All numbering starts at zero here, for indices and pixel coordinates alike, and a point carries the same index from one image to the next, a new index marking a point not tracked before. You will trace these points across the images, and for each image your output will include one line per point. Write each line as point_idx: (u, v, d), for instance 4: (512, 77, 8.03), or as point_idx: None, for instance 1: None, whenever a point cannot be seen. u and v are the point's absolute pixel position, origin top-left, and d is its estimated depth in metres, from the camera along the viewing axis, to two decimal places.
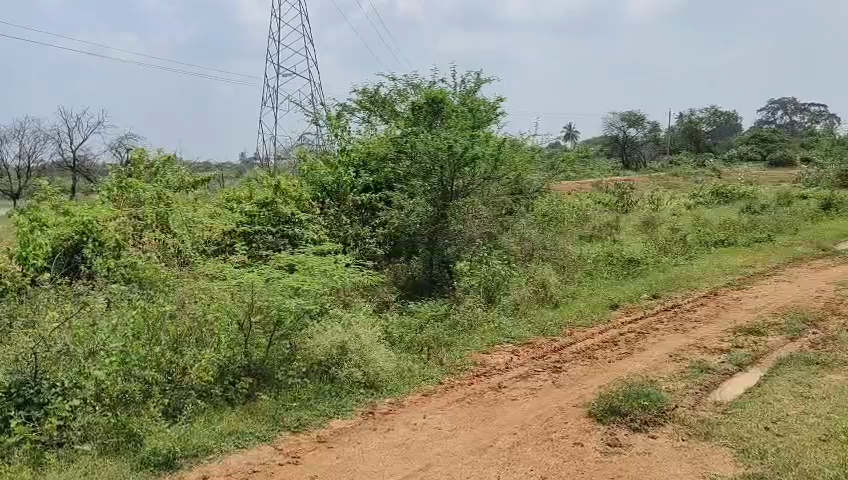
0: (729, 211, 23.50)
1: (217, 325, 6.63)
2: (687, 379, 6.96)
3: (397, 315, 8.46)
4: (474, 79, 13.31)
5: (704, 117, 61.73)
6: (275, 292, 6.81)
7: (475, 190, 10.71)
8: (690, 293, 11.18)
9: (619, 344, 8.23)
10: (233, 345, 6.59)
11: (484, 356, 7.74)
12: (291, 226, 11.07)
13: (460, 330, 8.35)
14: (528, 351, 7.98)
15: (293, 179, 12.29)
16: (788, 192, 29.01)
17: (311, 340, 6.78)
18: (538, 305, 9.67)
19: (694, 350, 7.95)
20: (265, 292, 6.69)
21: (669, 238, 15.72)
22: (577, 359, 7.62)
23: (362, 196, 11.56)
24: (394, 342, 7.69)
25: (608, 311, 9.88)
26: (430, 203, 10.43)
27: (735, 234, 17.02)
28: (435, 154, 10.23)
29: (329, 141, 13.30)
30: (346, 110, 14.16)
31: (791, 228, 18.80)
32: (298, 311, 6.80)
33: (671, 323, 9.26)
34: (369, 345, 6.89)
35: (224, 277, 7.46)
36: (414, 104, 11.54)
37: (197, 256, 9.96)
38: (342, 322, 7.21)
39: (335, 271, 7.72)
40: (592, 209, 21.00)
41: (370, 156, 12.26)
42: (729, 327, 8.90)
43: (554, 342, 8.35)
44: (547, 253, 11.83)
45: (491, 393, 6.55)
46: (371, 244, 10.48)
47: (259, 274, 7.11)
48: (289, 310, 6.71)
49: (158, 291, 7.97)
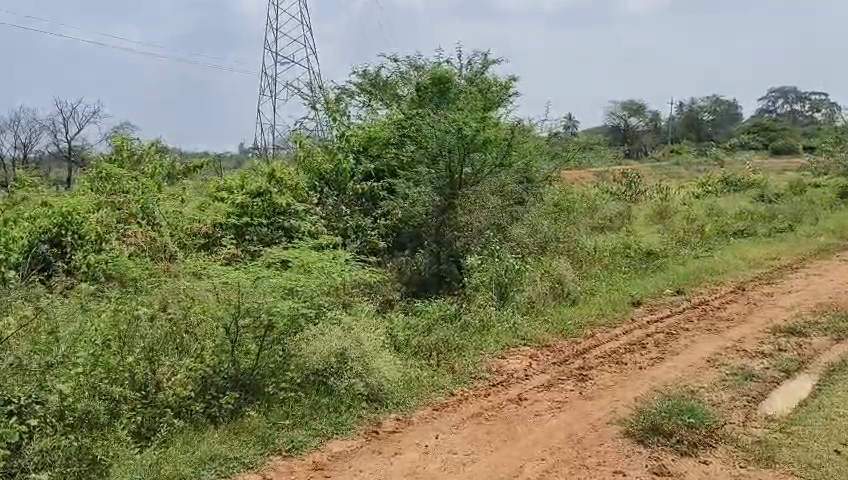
0: (742, 200, 22.74)
1: (201, 331, 5.86)
2: (730, 390, 6.19)
3: (402, 315, 7.66)
4: (482, 59, 12.46)
5: (707, 104, 60.79)
6: (266, 295, 5.95)
7: (485, 180, 9.73)
8: (715, 288, 10.39)
9: (649, 347, 7.42)
10: (219, 353, 5.80)
11: (499, 361, 6.96)
12: (286, 218, 10.25)
13: (472, 332, 7.55)
14: (548, 355, 7.19)
15: (289, 166, 11.54)
16: (799, 180, 28.16)
17: (307, 347, 6.01)
18: (555, 303, 8.88)
19: (732, 354, 7.16)
20: (254, 293, 5.88)
21: (685, 228, 14.91)
22: (604, 365, 6.83)
23: (363, 184, 10.70)
24: (400, 346, 6.89)
25: (631, 309, 9.07)
26: (436, 192, 9.50)
27: (754, 224, 16.20)
28: (442, 137, 9.29)
29: (326, 126, 12.45)
30: (345, 93, 13.32)
31: (810, 217, 18.00)
32: (294, 313, 5.98)
33: (702, 322, 8.47)
34: (371, 352, 6.12)
35: (209, 273, 6.65)
36: (419, 85, 10.55)
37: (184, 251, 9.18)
38: (342, 325, 6.41)
39: (334, 269, 6.94)
40: (602, 198, 20.16)
41: (372, 141, 11.37)
42: (767, 328, 8.11)
43: (575, 344, 7.56)
44: (560, 247, 11.03)
45: (511, 408, 5.76)
46: (372, 237, 9.73)
47: (247, 273, 6.34)
48: (282, 313, 5.87)
49: (138, 290, 7.20)
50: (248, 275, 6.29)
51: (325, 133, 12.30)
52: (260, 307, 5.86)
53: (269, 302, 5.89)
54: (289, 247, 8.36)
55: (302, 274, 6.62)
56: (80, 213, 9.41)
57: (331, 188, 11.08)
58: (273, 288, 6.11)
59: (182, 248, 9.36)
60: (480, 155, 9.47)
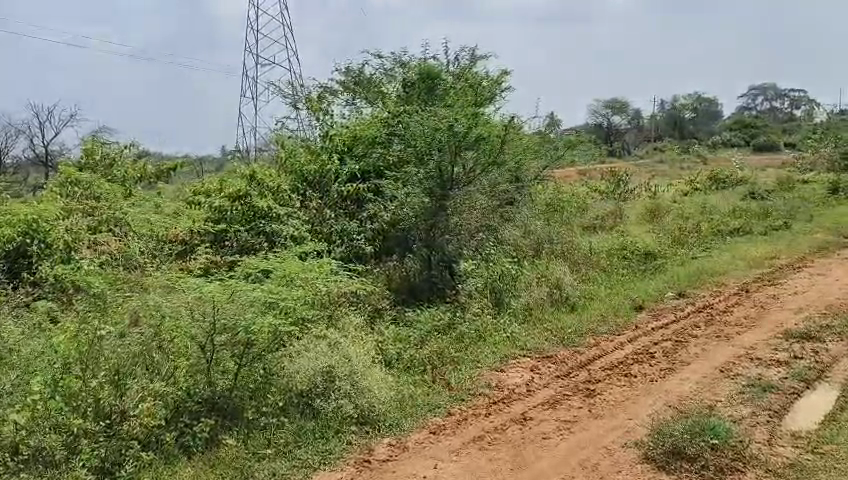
0: (733, 197, 22.37)
1: (173, 350, 5.32)
2: (750, 403, 5.72)
3: (393, 326, 7.15)
4: (470, 54, 11.95)
5: (690, 101, 60.66)
6: (244, 308, 5.48)
7: (478, 179, 9.08)
8: (718, 290, 9.95)
9: (657, 356, 6.95)
10: (194, 373, 5.31)
11: (499, 375, 6.47)
12: (268, 222, 9.70)
13: (468, 343, 7.05)
14: (550, 368, 6.72)
15: (270, 168, 10.99)
16: (788, 176, 27.88)
17: (290, 366, 5.51)
18: (553, 309, 8.39)
19: (746, 362, 6.71)
20: (230, 307, 5.40)
21: (680, 228, 14.49)
22: (612, 379, 6.34)
23: (349, 185, 10.22)
24: (391, 362, 6.39)
25: (634, 314, 8.60)
26: (427, 193, 8.79)
27: (750, 222, 15.79)
28: (431, 134, 8.64)
29: (308, 126, 11.91)
30: (328, 91, 12.79)
31: (805, 214, 17.61)
32: (273, 330, 5.49)
33: (710, 328, 8.02)
34: (361, 371, 5.61)
35: (183, 285, 6.10)
36: (406, 80, 10.00)
37: (161, 260, 8.71)
38: (328, 341, 5.89)
39: (319, 276, 6.59)
40: (592, 196, 19.73)
41: (357, 140, 10.90)
42: (779, 332, 7.66)
43: (578, 356, 7.08)
44: (555, 249, 10.56)
45: (515, 430, 5.28)
46: (359, 241, 9.36)
47: (224, 285, 5.78)
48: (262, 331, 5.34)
49: (107, 303, 6.65)
50: (224, 287, 5.74)
51: (307, 133, 11.72)
52: (237, 324, 5.33)
53: (248, 318, 5.33)
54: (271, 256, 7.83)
55: (282, 286, 6.08)
56: (47, 220, 8.82)
57: (315, 190, 10.54)
58: (253, 302, 5.56)
59: (156, 256, 8.81)
60: (472, 153, 8.88)
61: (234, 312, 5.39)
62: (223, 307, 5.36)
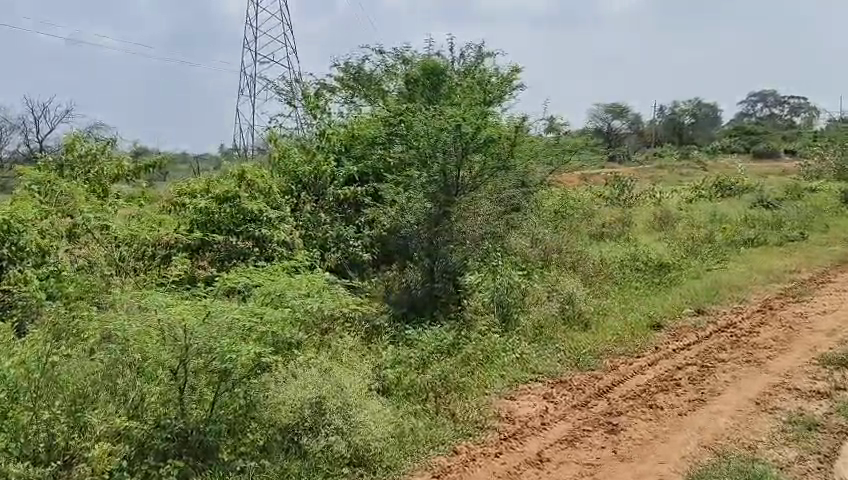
0: (740, 205, 21.70)
1: (140, 376, 4.66)
2: (795, 445, 5.06)
3: (391, 346, 6.49)
4: (476, 51, 11.27)
5: (692, 107, 60.07)
6: (222, 334, 4.73)
7: (485, 184, 8.41)
8: (739, 307, 9.29)
9: (683, 385, 6.30)
10: (164, 404, 4.66)
11: (509, 404, 5.80)
12: (258, 226, 9.15)
13: (474, 365, 6.38)
14: (565, 394, 6.06)
15: (262, 167, 10.31)
16: (796, 184, 27.24)
17: (276, 393, 4.95)
18: (566, 325, 7.72)
19: (783, 394, 6.05)
20: (206, 332, 4.67)
21: (691, 238, 13.84)
22: (635, 410, 5.68)
23: (346, 189, 9.67)
24: (389, 389, 5.73)
25: (652, 333, 7.93)
26: (430, 197, 8.13)
27: (763, 232, 15.13)
28: (435, 135, 7.99)
29: (304, 124, 11.24)
30: (325, 88, 12.12)
31: (819, 224, 16.96)
32: (254, 358, 4.77)
33: (737, 351, 7.36)
34: (355, 404, 4.96)
35: (157, 299, 5.42)
36: (409, 76, 9.30)
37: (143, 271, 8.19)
38: (320, 365, 5.33)
39: (315, 286, 6.14)
40: (597, 201, 19.06)
41: (355, 139, 10.25)
42: (814, 358, 7.00)
43: (595, 380, 6.42)
44: (564, 260, 9.89)
45: (530, 475, 4.63)
46: (355, 247, 9.12)
47: (200, 303, 5.08)
48: (243, 358, 4.66)
49: (76, 311, 6.00)
50: (200, 305, 5.07)
51: (303, 131, 11.04)
52: (212, 350, 4.65)
53: (225, 343, 4.65)
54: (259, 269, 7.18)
55: (267, 306, 5.40)
56: (20, 220, 8.15)
57: (310, 193, 9.89)
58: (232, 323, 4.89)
59: (138, 268, 8.27)
60: (479, 156, 8.21)
61: (210, 335, 4.72)
62: (198, 329, 4.69)
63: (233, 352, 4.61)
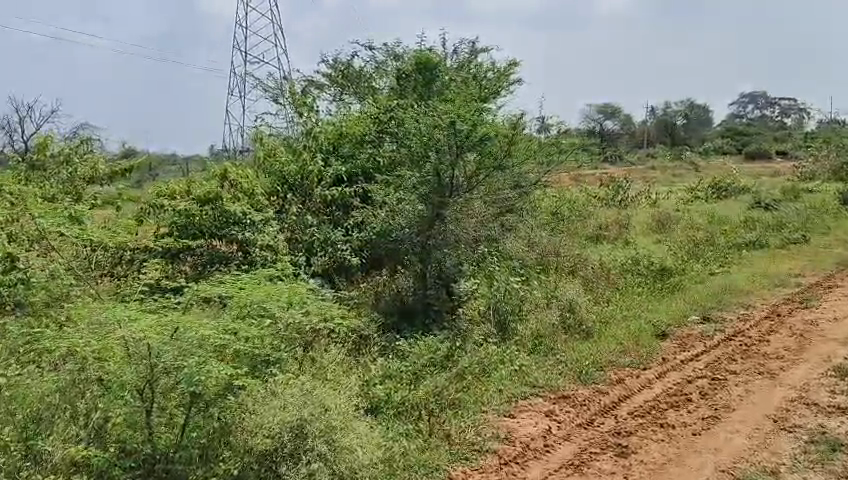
0: (737, 206, 21.34)
1: (101, 396, 4.29)
2: (821, 468, 4.63)
3: (381, 359, 6.05)
4: (470, 47, 10.83)
5: (685, 108, 59.82)
6: (191, 352, 4.32)
7: (481, 185, 7.96)
8: (746, 313, 8.88)
9: (695, 400, 5.89)
10: (130, 428, 4.26)
11: (509, 422, 5.37)
12: (241, 228, 8.82)
13: (471, 380, 5.93)
14: (569, 412, 5.63)
15: (247, 167, 9.86)
16: (793, 185, 26.91)
17: (253, 417, 4.38)
18: (566, 335, 7.29)
19: (802, 410, 5.63)
20: (173, 350, 4.26)
21: (691, 241, 13.44)
22: (646, 430, 5.27)
23: (333, 189, 9.21)
24: (379, 407, 5.30)
25: (657, 343, 7.51)
26: (422, 199, 7.60)
27: (764, 235, 14.73)
28: (428, 132, 7.49)
29: (291, 122, 10.78)
30: (314, 86, 11.67)
31: (820, 226, 16.57)
32: (223, 378, 4.26)
33: (749, 362, 6.95)
34: (341, 426, 4.51)
35: (123, 312, 4.96)
36: (400, 71, 8.85)
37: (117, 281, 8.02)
38: (302, 386, 4.71)
39: (297, 293, 5.71)
40: (594, 202, 18.67)
41: (344, 138, 9.79)
42: (832, 370, 6.57)
43: (600, 395, 6.00)
44: (562, 265, 9.47)
45: None
46: (345, 252, 8.74)
47: (172, 317, 4.64)
48: (212, 379, 4.20)
49: (40, 322, 5.55)
50: (169, 320, 4.62)
51: (290, 130, 10.59)
52: (180, 369, 4.21)
53: (194, 362, 4.20)
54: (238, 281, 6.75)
55: (243, 320, 5.00)
56: None
57: (296, 195, 9.45)
58: (203, 340, 4.43)
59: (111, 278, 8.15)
60: (475, 155, 7.69)
61: (178, 353, 4.27)
62: (164, 347, 4.24)
63: (202, 374, 4.15)
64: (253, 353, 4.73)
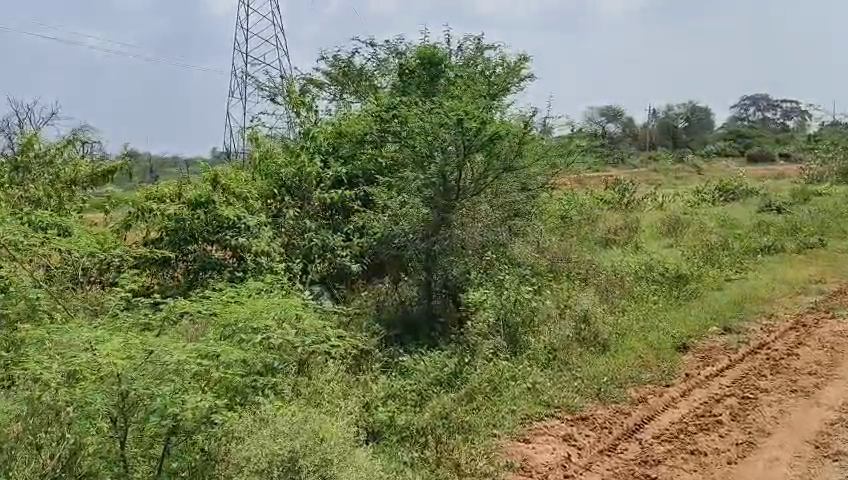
0: (746, 209, 20.82)
1: (70, 425, 3.76)
2: None
3: (383, 378, 5.58)
4: (476, 42, 10.33)
5: (689, 110, 59.36)
6: (166, 378, 3.86)
7: (490, 187, 7.46)
8: (770, 324, 8.39)
9: (726, 423, 5.41)
10: (101, 462, 3.78)
11: (523, 448, 4.87)
12: (235, 233, 8.43)
13: (481, 400, 5.44)
14: (590, 436, 5.15)
15: (241, 169, 9.38)
16: (802, 187, 26.42)
17: (238, 452, 3.90)
18: (582, 349, 6.80)
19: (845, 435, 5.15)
20: (144, 377, 3.79)
21: (704, 245, 12.95)
22: (675, 459, 4.81)
23: (332, 193, 8.74)
24: (380, 434, 4.84)
25: (678, 357, 7.03)
26: (427, 203, 7.17)
27: (779, 239, 14.24)
28: (434, 131, 6.98)
29: (288, 122, 10.30)
30: (312, 84, 11.19)
31: (834, 230, 16.07)
32: (201, 409, 3.81)
33: (780, 378, 6.46)
34: (339, 459, 4.01)
35: (97, 331, 4.55)
36: (403, 67, 8.35)
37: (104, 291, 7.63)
38: (296, 417, 4.23)
39: (288, 305, 5.36)
40: (601, 205, 18.18)
41: (343, 138, 9.30)
42: None
43: (623, 417, 5.50)
44: (573, 273, 9.00)
45: None
46: (345, 259, 8.27)
47: (147, 341, 4.15)
48: (190, 410, 3.75)
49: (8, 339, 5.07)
50: (144, 341, 4.16)
51: (287, 130, 10.11)
52: (154, 400, 3.71)
53: (168, 390, 3.76)
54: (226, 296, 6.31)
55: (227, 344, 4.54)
56: None
57: (294, 198, 8.97)
58: (180, 365, 3.97)
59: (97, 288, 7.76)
60: (484, 156, 7.20)
61: (152, 381, 3.81)
62: (136, 374, 3.78)
63: (177, 406, 3.70)
64: (237, 377, 4.27)
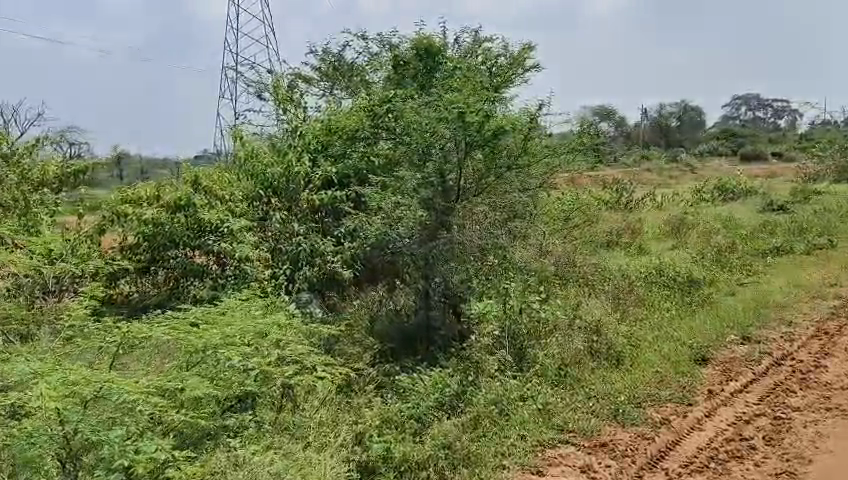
0: (748, 209, 20.27)
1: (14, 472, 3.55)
2: None
3: (378, 402, 5.02)
4: (474, 34, 9.75)
5: (683, 108, 58.90)
6: (116, 425, 3.66)
7: (494, 188, 6.86)
8: (792, 332, 7.85)
9: (760, 450, 4.88)
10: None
11: None
12: (218, 239, 7.92)
13: (488, 426, 4.88)
14: (610, 466, 4.60)
15: (225, 170, 8.80)
16: (802, 185, 25.89)
17: None
18: (595, 364, 6.26)
19: None
20: (95, 421, 3.59)
21: (711, 247, 12.42)
22: None
23: (322, 194, 8.16)
24: (375, 470, 4.28)
25: (698, 371, 6.48)
26: (424, 205, 6.59)
27: (788, 239, 13.69)
28: (432, 127, 6.41)
29: (276, 120, 9.71)
30: (300, 79, 10.59)
31: (843, 230, 15.54)
32: (155, 459, 3.57)
33: (811, 396, 5.93)
34: None
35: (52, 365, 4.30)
36: (397, 58, 7.77)
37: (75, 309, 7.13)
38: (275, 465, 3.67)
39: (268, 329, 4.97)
40: (601, 204, 17.59)
41: (333, 135, 8.70)
42: None
43: (646, 442, 4.96)
44: (578, 279, 8.45)
45: None
46: (335, 266, 7.71)
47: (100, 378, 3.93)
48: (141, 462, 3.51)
49: None
50: (95, 375, 3.96)
51: (274, 127, 9.51)
52: (102, 448, 3.49)
53: (117, 439, 3.53)
54: (205, 310, 5.77)
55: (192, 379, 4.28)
56: None
57: (281, 200, 8.41)
58: (134, 405, 3.81)
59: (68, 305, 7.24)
60: (485, 153, 6.61)
61: (100, 425, 3.63)
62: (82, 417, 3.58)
63: (125, 456, 3.48)
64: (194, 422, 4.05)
